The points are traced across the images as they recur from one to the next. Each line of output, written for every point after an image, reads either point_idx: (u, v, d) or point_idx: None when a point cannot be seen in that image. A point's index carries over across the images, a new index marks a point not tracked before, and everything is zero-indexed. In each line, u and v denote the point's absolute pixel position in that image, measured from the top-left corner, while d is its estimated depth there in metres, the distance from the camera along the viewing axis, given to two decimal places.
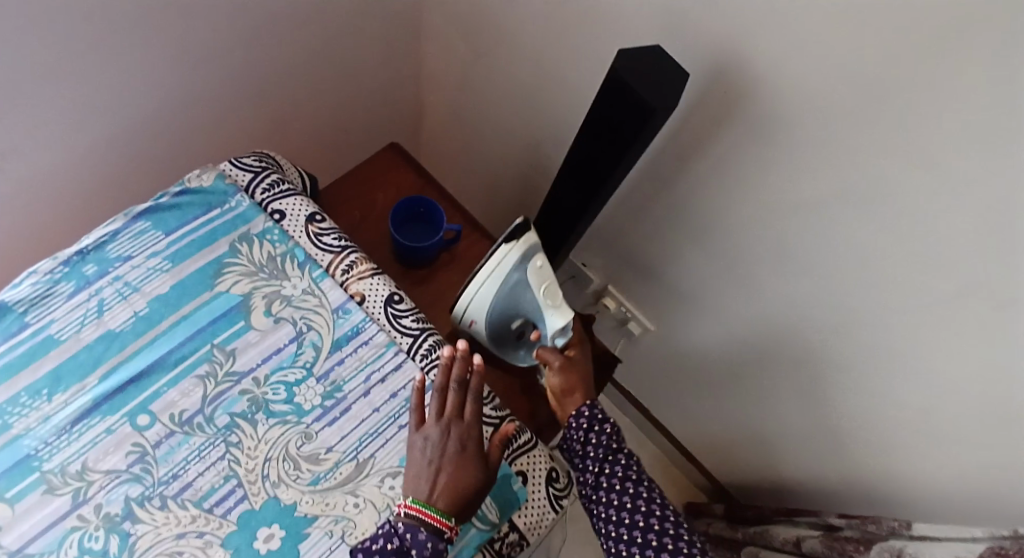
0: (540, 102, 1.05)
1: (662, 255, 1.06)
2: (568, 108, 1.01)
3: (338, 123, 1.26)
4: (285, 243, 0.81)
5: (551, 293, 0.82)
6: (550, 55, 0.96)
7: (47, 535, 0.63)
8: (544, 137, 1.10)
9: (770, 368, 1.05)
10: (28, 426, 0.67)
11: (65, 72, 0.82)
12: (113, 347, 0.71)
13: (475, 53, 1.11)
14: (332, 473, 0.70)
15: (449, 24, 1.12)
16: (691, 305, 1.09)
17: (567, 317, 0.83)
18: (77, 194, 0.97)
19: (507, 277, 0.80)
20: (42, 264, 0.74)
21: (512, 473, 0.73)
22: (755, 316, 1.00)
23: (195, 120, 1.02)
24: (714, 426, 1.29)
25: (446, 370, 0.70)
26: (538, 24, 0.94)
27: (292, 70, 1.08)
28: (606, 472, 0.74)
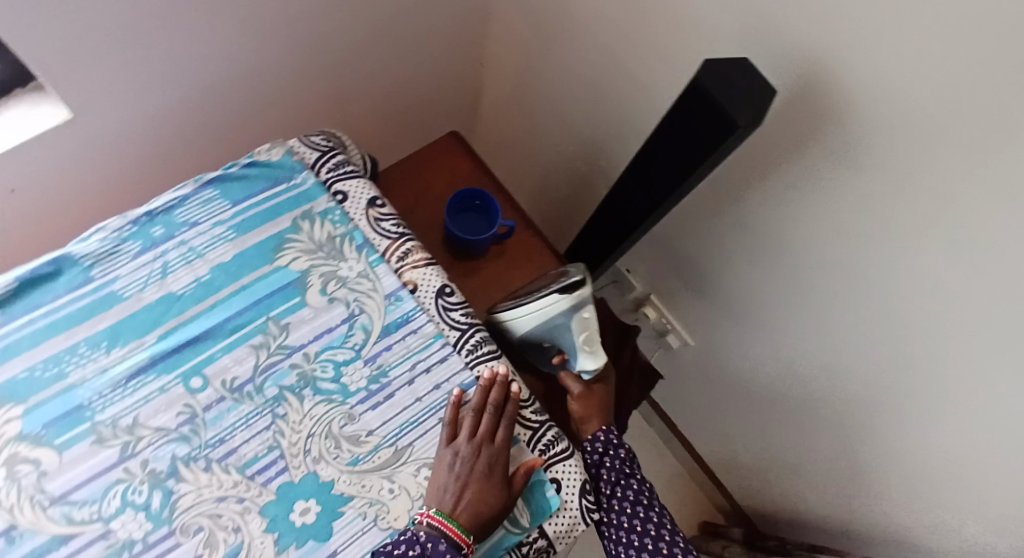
0: (603, 101, 1.05)
1: (710, 267, 1.06)
2: (631, 110, 1.01)
3: (400, 105, 1.28)
4: (346, 225, 0.82)
5: (589, 343, 0.82)
6: (619, 55, 0.96)
7: (91, 484, 0.65)
8: (604, 137, 1.10)
9: (808, 396, 1.03)
10: (84, 377, 0.69)
11: (150, 29, 0.84)
12: (173, 309, 0.73)
13: (540, 46, 1.12)
14: (371, 456, 0.71)
15: (518, 16, 1.13)
16: (734, 323, 1.09)
17: (598, 364, 0.83)
18: (144, 153, 1.00)
19: (552, 316, 0.80)
20: (112, 221, 0.76)
21: (546, 479, 0.73)
22: (798, 343, 0.98)
23: (262, 89, 1.04)
24: (739, 447, 1.28)
25: (484, 391, 0.75)
26: (609, 23, 0.94)
27: (360, 49, 1.10)
28: (618, 495, 0.76)
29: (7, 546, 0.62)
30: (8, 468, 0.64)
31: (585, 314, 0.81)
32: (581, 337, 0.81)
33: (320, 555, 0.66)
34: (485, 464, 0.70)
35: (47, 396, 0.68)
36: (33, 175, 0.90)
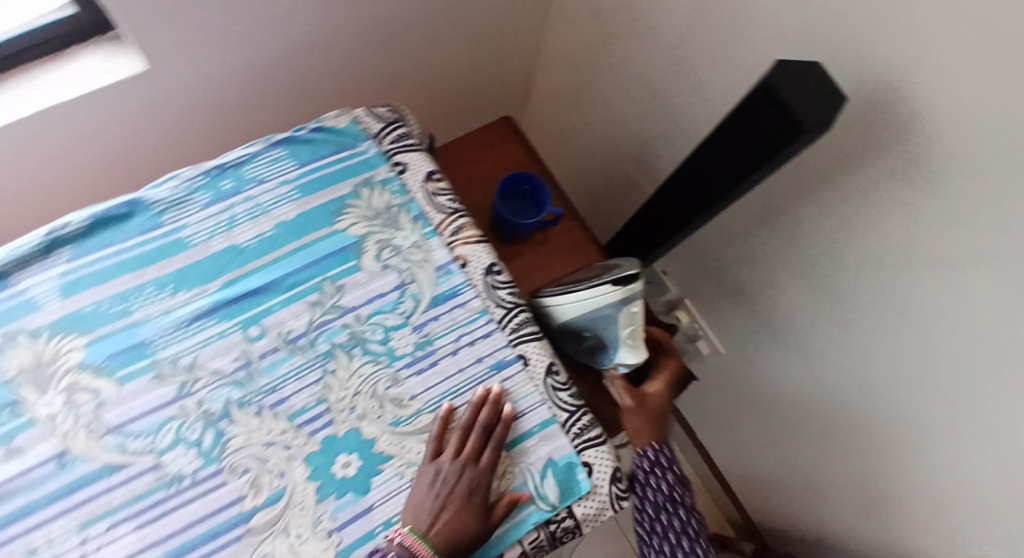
0: (661, 100, 1.06)
1: (750, 274, 1.07)
2: (689, 111, 1.02)
3: (453, 87, 1.30)
4: (404, 196, 0.83)
5: (633, 338, 0.82)
6: (683, 54, 0.97)
7: (148, 418, 0.68)
8: (658, 135, 1.11)
9: (835, 413, 1.04)
10: (149, 315, 0.71)
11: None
12: (237, 260, 0.75)
13: (600, 41, 1.13)
14: (412, 419, 0.74)
15: (580, 9, 1.14)
16: (768, 333, 1.09)
17: (638, 359, 0.83)
18: (210, 111, 1.03)
19: (598, 307, 0.79)
20: (185, 170, 0.77)
21: (578, 462, 0.75)
22: (831, 358, 0.99)
23: (327, 59, 1.07)
24: (754, 456, 1.29)
25: (473, 410, 0.73)
26: (677, 22, 0.95)
27: (424, 28, 1.12)
28: (664, 522, 0.76)
29: (61, 468, 0.65)
30: (69, 394, 0.67)
31: (632, 309, 0.80)
32: (626, 331, 0.81)
33: (357, 507, 0.69)
34: (465, 486, 0.69)
35: (110, 330, 0.69)
36: (106, 121, 0.93)
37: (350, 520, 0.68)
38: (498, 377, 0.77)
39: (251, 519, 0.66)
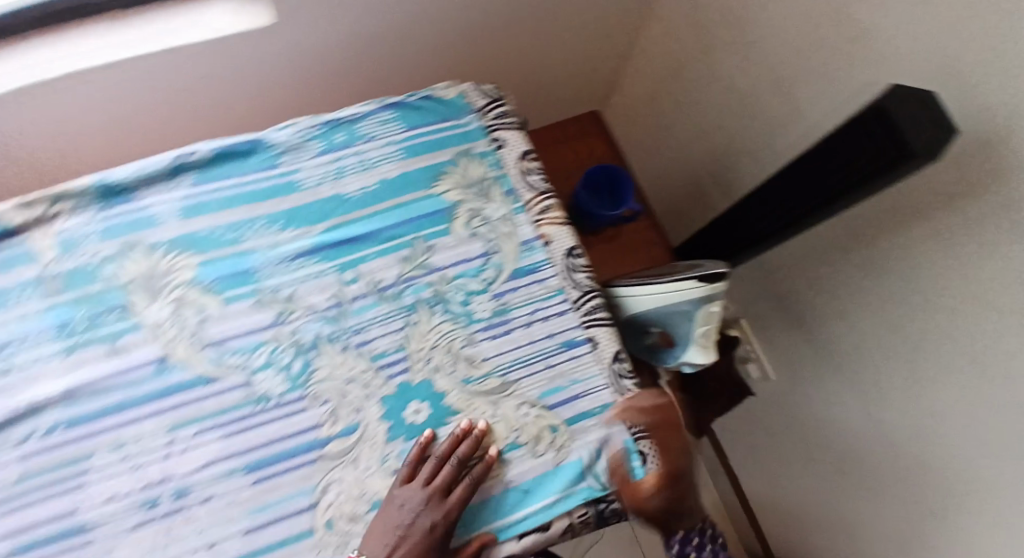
0: (761, 116, 1.06)
1: (819, 302, 1.06)
2: (788, 131, 1.02)
3: (548, 79, 1.31)
4: (498, 171, 0.86)
5: (707, 338, 0.81)
6: (790, 70, 0.96)
7: (246, 338, 0.73)
8: (750, 151, 1.11)
9: (885, 462, 1.01)
10: (258, 246, 0.76)
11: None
12: (341, 208, 0.80)
13: (702, 51, 1.13)
14: (481, 381, 0.78)
15: (686, 18, 1.14)
16: (830, 368, 1.07)
17: (706, 360, 0.82)
18: (324, 80, 1.08)
19: (675, 304, 0.78)
20: (304, 119, 0.82)
21: (633, 450, 0.78)
22: (893, 406, 0.96)
23: (439, 39, 1.10)
24: (778, 491, 1.28)
25: (454, 441, 0.72)
26: (789, 40, 0.94)
27: (532, 20, 1.14)
28: None
29: (160, 373, 0.70)
30: (176, 307, 0.72)
31: (711, 310, 0.78)
32: (701, 330, 0.80)
33: (423, 453, 0.74)
34: (432, 518, 0.68)
35: (223, 254, 0.75)
36: (230, 70, 0.97)
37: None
38: (565, 355, 0.80)
39: (325, 446, 0.72)
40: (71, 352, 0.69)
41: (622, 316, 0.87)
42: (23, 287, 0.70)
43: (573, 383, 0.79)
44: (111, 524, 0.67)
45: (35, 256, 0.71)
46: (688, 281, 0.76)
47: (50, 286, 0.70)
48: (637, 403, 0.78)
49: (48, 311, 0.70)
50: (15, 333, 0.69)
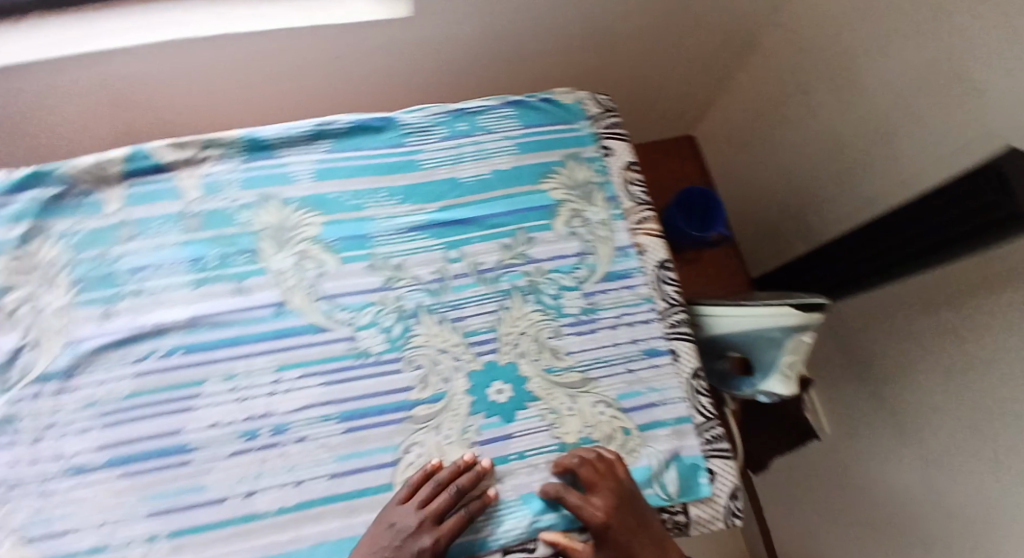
0: (858, 165, 1.06)
1: (885, 358, 1.04)
2: (883, 182, 1.01)
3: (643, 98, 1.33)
4: (604, 177, 0.90)
5: (791, 369, 0.81)
6: (895, 121, 0.96)
7: (358, 297, 0.79)
8: (841, 198, 1.11)
9: (940, 536, 0.95)
10: (377, 215, 0.82)
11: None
12: (455, 191, 0.85)
13: (801, 94, 1.13)
14: (562, 374, 0.80)
15: (785, 57, 1.14)
16: (895, 425, 1.02)
17: (786, 392, 0.82)
18: (445, 80, 1.13)
19: (767, 328, 0.80)
20: (433, 105, 0.88)
21: (702, 466, 0.79)
22: (963, 477, 0.90)
23: (558, 53, 1.14)
24: (811, 543, 1.21)
25: (455, 470, 0.72)
26: (897, 92, 0.94)
27: (645, 44, 1.17)
28: None
29: (277, 316, 0.76)
30: (299, 258, 0.78)
31: (802, 340, 0.79)
32: (787, 359, 0.81)
33: (499, 431, 0.77)
34: (421, 544, 0.67)
35: (344, 218, 0.81)
36: (363, 54, 1.03)
37: (489, 441, 0.76)
38: (646, 363, 0.82)
39: (413, 408, 0.76)
40: (200, 285, 0.76)
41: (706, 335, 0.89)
42: (166, 220, 0.77)
43: (651, 391, 0.81)
44: (213, 447, 0.72)
45: (182, 194, 0.78)
46: (785, 307, 0.78)
47: (189, 223, 0.77)
48: (564, 463, 0.74)
49: (185, 245, 0.77)
50: (151, 259, 0.76)
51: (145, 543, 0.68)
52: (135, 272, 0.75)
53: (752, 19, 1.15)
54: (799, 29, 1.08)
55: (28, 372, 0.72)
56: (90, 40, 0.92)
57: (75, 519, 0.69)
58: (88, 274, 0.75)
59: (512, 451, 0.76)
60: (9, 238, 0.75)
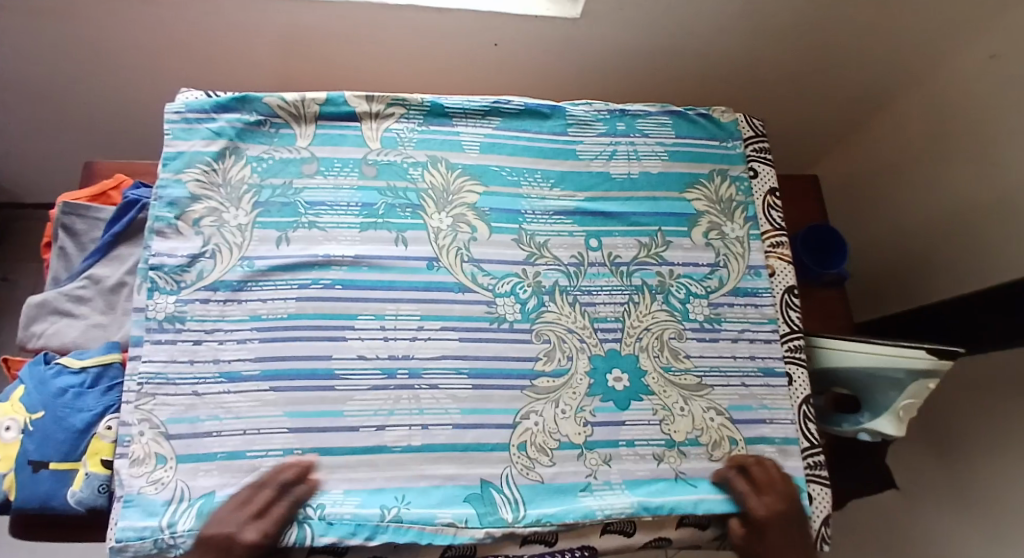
0: (996, 226, 1.06)
1: (982, 426, 1.05)
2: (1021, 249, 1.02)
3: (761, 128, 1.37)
4: (746, 197, 0.93)
5: (905, 412, 0.84)
6: None
7: (502, 266, 0.84)
8: (974, 258, 1.12)
9: None
10: (530, 194, 0.87)
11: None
12: (606, 185, 0.90)
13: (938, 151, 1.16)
14: (679, 373, 0.84)
15: (925, 113, 1.18)
16: (985, 502, 1.04)
17: (895, 433, 0.84)
18: (594, 78, 1.18)
19: (892, 368, 0.82)
20: (598, 101, 0.93)
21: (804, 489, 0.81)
22: None
23: (703, 71, 1.18)
24: None
25: (276, 471, 0.72)
26: None
27: (788, 76, 1.20)
28: None
29: (429, 269, 0.82)
30: (455, 221, 0.84)
31: (926, 386, 0.81)
32: (904, 402, 0.83)
33: (613, 417, 0.81)
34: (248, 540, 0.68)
35: (501, 191, 0.86)
36: (526, 42, 1.08)
37: (603, 423, 0.80)
38: (760, 380, 0.85)
39: (536, 379, 0.80)
40: (366, 229, 0.82)
41: (819, 366, 0.91)
42: (347, 164, 0.84)
43: (762, 408, 0.84)
44: (356, 378, 0.77)
45: (365, 143, 0.85)
46: (917, 351, 0.80)
47: (367, 170, 0.84)
48: (739, 458, 0.80)
49: (360, 189, 0.83)
50: (329, 198, 0.82)
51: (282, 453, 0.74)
52: (312, 207, 0.82)
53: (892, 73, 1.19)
54: (946, 91, 1.12)
55: (203, 277, 0.78)
56: None
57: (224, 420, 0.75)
58: (272, 201, 0.81)
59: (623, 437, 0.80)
60: (206, 152, 0.82)
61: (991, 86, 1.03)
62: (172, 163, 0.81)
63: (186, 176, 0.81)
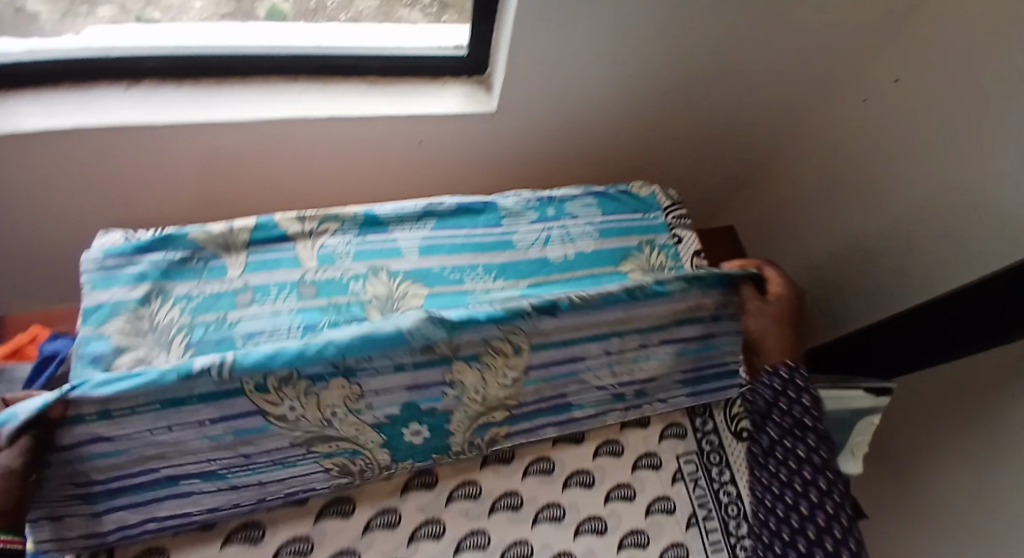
0: (907, 245, 1.18)
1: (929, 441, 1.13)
2: (930, 266, 1.14)
3: (670, 186, 1.46)
4: (676, 261, 0.97)
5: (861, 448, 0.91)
6: (939, 212, 1.10)
7: None
8: (892, 278, 1.22)
9: None
10: (474, 289, 0.88)
11: (582, 61, 1.05)
12: (546, 271, 0.91)
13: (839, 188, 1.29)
14: (645, 453, 0.95)
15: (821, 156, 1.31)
16: (941, 511, 1.11)
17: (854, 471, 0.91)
18: (513, 163, 1.23)
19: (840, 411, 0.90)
20: (525, 192, 0.97)
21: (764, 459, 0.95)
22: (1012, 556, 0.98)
23: (613, 145, 1.26)
24: None
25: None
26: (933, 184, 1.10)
27: (689, 139, 1.30)
28: (789, 443, 0.90)
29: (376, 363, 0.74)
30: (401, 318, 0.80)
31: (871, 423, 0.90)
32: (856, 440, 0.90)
33: None
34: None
35: (445, 291, 0.87)
36: (447, 138, 1.13)
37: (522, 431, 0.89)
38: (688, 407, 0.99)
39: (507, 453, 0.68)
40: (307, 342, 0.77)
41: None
42: (284, 287, 0.82)
43: None
44: None
45: (301, 263, 0.84)
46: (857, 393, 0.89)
47: (306, 290, 0.82)
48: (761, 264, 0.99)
49: (300, 311, 0.81)
50: (268, 324, 0.79)
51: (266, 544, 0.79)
52: (249, 337, 0.78)
53: (779, 126, 1.32)
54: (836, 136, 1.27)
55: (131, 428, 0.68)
56: (205, 109, 1.00)
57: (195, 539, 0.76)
58: (206, 339, 0.77)
59: (564, 405, 0.91)
60: (130, 298, 0.77)
61: (871, 129, 1.19)
62: (92, 317, 0.75)
63: (109, 328, 0.75)
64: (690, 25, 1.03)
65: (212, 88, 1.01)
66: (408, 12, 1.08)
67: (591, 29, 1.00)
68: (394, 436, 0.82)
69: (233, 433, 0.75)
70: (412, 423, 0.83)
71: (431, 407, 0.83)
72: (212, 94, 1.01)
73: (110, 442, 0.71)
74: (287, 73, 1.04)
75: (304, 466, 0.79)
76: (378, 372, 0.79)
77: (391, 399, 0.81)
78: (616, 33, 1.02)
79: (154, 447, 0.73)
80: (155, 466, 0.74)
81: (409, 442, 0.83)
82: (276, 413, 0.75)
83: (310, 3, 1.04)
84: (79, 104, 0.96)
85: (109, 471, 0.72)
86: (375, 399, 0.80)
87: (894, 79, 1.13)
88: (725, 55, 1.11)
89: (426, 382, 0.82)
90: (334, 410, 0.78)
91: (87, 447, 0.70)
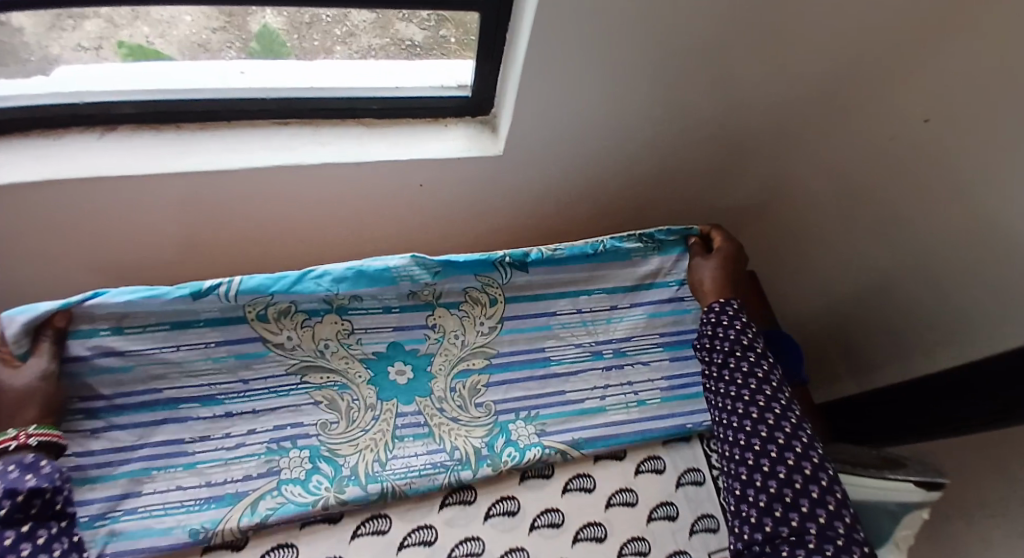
0: (944, 291, 1.09)
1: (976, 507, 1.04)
2: (970, 312, 1.05)
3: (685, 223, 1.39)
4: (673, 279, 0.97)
5: (907, 543, 0.80)
6: (981, 255, 1.01)
7: None
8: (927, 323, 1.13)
9: None
10: None
11: (593, 98, 0.97)
12: (542, 284, 0.92)
13: (862, 226, 1.20)
14: (675, 551, 0.81)
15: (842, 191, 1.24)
16: None
17: None
18: (523, 204, 1.16)
19: (885, 499, 0.79)
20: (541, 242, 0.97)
21: None
22: None
23: (627, 183, 1.19)
24: None
25: None
26: (972, 226, 1.01)
27: (705, 175, 1.23)
28: (732, 365, 0.84)
29: None
30: None
31: (920, 516, 0.79)
32: (901, 533, 0.79)
33: None
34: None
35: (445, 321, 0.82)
36: (451, 181, 1.05)
37: (504, 381, 0.88)
38: (686, 376, 0.94)
39: None
40: None
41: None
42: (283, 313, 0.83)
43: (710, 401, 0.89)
44: None
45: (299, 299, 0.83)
46: (906, 482, 0.78)
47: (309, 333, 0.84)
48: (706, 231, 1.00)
49: None
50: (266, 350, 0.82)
51: (244, 484, 0.76)
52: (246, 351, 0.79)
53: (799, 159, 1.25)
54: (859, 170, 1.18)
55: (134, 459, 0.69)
56: (187, 157, 0.92)
57: (177, 469, 0.76)
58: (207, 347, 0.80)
59: (542, 358, 0.90)
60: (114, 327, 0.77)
61: (898, 167, 1.10)
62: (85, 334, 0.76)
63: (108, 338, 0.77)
64: (708, 60, 0.95)
65: (195, 134, 0.94)
66: (406, 26, 0.95)
67: (601, 66, 0.92)
68: (381, 373, 0.85)
69: (233, 356, 0.81)
70: (397, 362, 0.86)
71: (414, 349, 0.87)
72: (195, 141, 0.93)
73: (120, 357, 0.77)
74: (278, 117, 0.96)
75: (294, 397, 0.82)
76: (369, 312, 0.86)
77: (379, 337, 0.86)
78: (628, 70, 0.94)
79: (159, 365, 0.78)
80: (158, 387, 0.78)
81: (393, 382, 0.85)
82: (275, 341, 0.82)
83: (304, 16, 0.89)
84: (43, 156, 0.88)
85: (117, 386, 0.77)
86: (364, 335, 0.86)
87: (924, 119, 1.03)
88: (743, 90, 1.03)
89: (411, 323, 0.88)
90: (327, 344, 0.84)
91: (96, 360, 0.76)
